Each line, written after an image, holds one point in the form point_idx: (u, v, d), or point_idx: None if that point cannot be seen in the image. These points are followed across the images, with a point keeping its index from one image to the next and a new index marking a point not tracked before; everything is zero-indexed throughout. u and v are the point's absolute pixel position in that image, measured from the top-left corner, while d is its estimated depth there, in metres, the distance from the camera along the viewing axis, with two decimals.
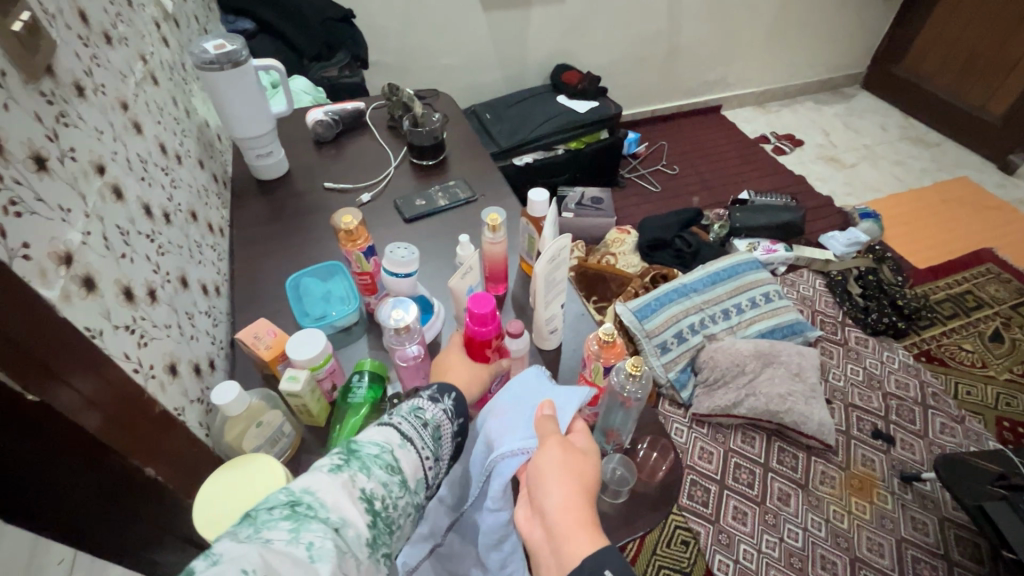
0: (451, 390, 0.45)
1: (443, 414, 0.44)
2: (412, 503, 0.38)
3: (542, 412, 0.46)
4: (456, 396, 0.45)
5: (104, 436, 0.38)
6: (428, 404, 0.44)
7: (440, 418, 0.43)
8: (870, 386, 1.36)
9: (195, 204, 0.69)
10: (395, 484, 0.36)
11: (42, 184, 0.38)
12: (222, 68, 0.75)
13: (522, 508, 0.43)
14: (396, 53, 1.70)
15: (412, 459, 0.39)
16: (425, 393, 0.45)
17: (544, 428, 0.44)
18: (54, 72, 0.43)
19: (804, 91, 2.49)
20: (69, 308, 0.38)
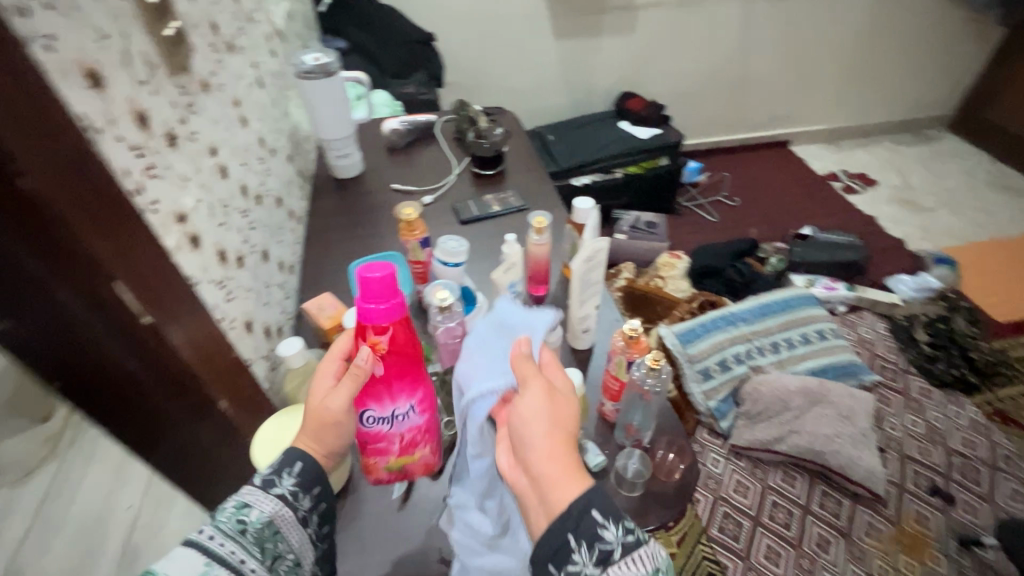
0: (292, 464, 0.43)
1: (280, 502, 0.42)
2: None
3: (519, 350, 0.42)
4: (298, 470, 0.43)
5: (196, 367, 0.46)
6: (257, 496, 0.41)
7: (274, 510, 0.41)
8: (931, 440, 1.27)
9: (282, 193, 0.79)
10: None
11: (172, 156, 0.47)
12: (317, 77, 0.86)
13: (506, 456, 0.40)
14: (471, 74, 1.81)
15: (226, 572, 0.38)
16: (261, 477, 0.42)
17: (523, 370, 0.41)
18: (189, 70, 0.53)
19: (882, 131, 2.40)
20: (180, 258, 0.46)
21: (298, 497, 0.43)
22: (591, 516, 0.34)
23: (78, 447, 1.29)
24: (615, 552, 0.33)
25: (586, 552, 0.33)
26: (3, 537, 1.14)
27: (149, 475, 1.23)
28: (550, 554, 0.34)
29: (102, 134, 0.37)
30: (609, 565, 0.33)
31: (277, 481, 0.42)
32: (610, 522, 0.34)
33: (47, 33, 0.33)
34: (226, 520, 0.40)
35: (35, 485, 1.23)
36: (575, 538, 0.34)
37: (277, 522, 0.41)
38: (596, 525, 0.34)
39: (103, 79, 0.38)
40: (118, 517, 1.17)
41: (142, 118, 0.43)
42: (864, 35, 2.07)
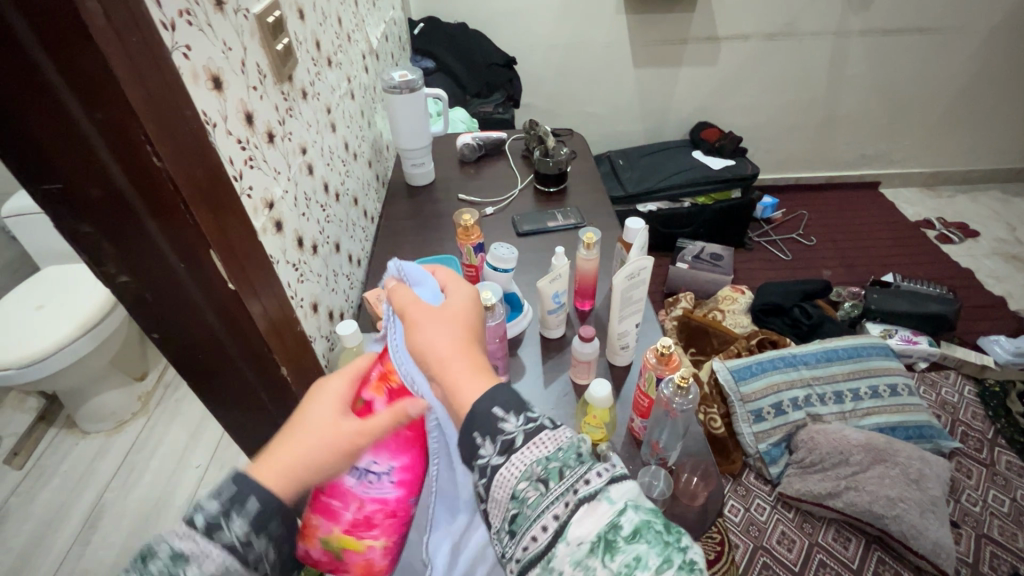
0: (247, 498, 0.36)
1: (207, 539, 0.35)
2: None
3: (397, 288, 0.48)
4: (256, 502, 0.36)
5: (266, 335, 0.52)
6: (173, 534, 0.34)
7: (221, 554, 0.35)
8: (1017, 522, 1.14)
9: (358, 193, 0.87)
10: None
11: (268, 151, 0.55)
12: (400, 93, 0.93)
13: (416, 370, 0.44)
14: (548, 98, 1.88)
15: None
16: (193, 515, 0.35)
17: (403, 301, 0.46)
18: (292, 80, 0.62)
19: (990, 179, 2.21)
20: (264, 238, 0.53)
21: (222, 524, 0.35)
22: (492, 411, 0.36)
23: (165, 406, 1.45)
24: (517, 439, 0.35)
25: (490, 445, 0.36)
26: (95, 476, 1.30)
27: (218, 439, 1.36)
28: (468, 452, 0.37)
29: (215, 128, 0.45)
30: (511, 451, 0.35)
31: (199, 509, 0.35)
32: (510, 414, 0.36)
33: (185, 44, 0.41)
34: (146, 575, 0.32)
35: (126, 434, 1.39)
36: (480, 433, 0.36)
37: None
38: (496, 418, 0.36)
39: (222, 83, 0.46)
40: (188, 473, 1.30)
41: (248, 117, 0.51)
42: (974, 76, 1.93)
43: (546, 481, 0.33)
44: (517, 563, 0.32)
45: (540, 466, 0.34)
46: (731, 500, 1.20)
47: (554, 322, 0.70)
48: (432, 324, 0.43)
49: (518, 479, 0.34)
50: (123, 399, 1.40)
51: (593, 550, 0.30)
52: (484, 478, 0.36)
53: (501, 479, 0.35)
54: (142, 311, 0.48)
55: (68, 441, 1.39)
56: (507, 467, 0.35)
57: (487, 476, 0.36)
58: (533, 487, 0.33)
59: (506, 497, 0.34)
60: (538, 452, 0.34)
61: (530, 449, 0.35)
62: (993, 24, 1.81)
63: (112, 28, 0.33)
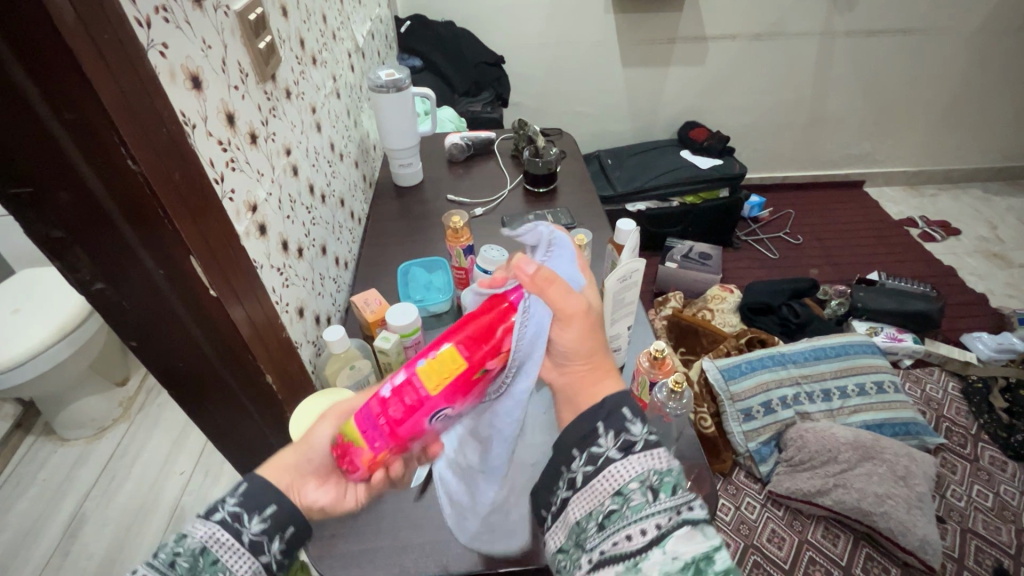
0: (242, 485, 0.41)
1: (220, 527, 0.38)
2: None
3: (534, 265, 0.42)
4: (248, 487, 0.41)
5: (250, 344, 0.50)
6: (196, 522, 0.38)
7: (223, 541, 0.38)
8: (1000, 516, 1.16)
9: (345, 194, 0.85)
10: None
11: (251, 153, 0.53)
12: (388, 92, 0.92)
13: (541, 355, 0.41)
14: (536, 96, 1.87)
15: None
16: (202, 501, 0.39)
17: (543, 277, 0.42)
18: (276, 79, 0.60)
19: (971, 178, 2.24)
20: (247, 243, 0.51)
21: (243, 518, 0.39)
22: (621, 412, 0.38)
23: (147, 412, 1.42)
24: (637, 444, 0.37)
25: (610, 438, 0.38)
26: (75, 484, 1.27)
27: (203, 445, 1.33)
28: (579, 438, 0.39)
29: (195, 129, 0.43)
30: (630, 452, 0.37)
31: (218, 505, 0.39)
32: (636, 420, 0.38)
33: (161, 42, 0.39)
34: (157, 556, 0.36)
35: (107, 441, 1.36)
36: (605, 426, 0.38)
37: (212, 548, 0.37)
38: (625, 418, 0.38)
39: (202, 83, 0.45)
40: (172, 481, 1.27)
41: (230, 118, 0.49)
42: (955, 77, 1.96)
43: (657, 490, 0.35)
44: (596, 556, 0.34)
45: (655, 475, 0.35)
46: (721, 499, 1.21)
47: None
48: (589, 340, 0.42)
49: (632, 479, 0.35)
50: (104, 405, 1.37)
51: (686, 568, 0.32)
52: (589, 464, 0.37)
53: (614, 472, 0.36)
54: (119, 319, 0.46)
55: (46, 448, 1.35)
56: (623, 464, 0.36)
57: (595, 466, 0.37)
58: (642, 492, 0.35)
59: (610, 492, 0.36)
60: (655, 463, 0.36)
61: (651, 458, 0.36)
62: (973, 26, 1.83)
63: (81, 24, 0.31)
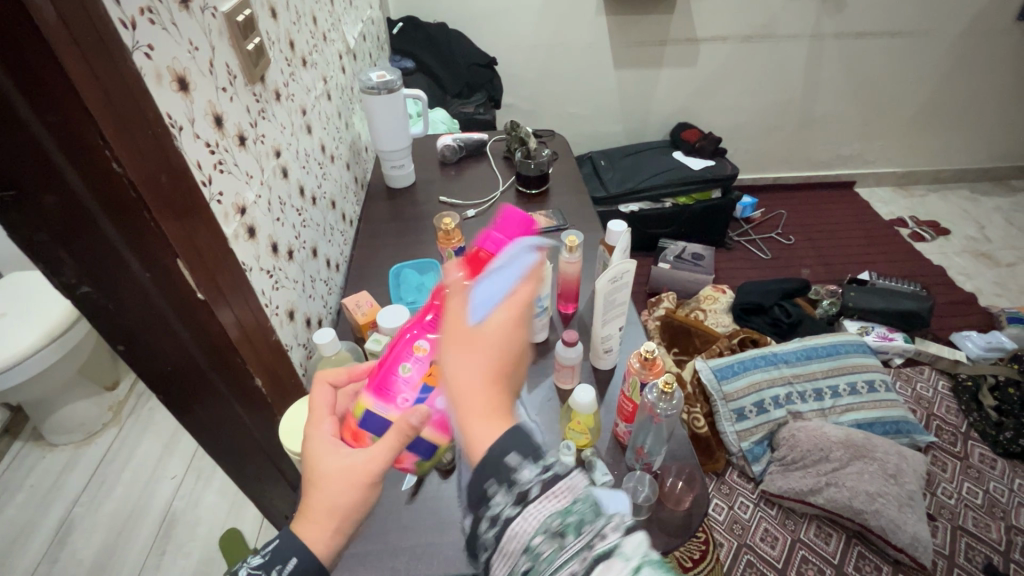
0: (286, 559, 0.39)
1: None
2: None
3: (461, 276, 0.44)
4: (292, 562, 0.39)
5: (238, 346, 0.50)
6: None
7: None
8: (990, 513, 1.17)
9: (336, 196, 0.85)
10: None
11: (240, 155, 0.53)
12: (379, 93, 0.92)
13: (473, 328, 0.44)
14: (529, 98, 1.87)
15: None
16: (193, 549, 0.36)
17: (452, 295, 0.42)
18: (265, 80, 0.59)
19: (959, 178, 2.27)
20: (236, 246, 0.51)
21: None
22: (504, 465, 0.33)
23: (138, 416, 1.41)
24: (533, 490, 0.33)
25: (506, 494, 0.33)
26: (64, 490, 1.25)
27: (194, 449, 1.32)
28: (477, 502, 0.34)
29: (182, 131, 0.43)
30: (527, 503, 0.32)
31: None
32: (527, 462, 0.34)
33: (147, 43, 0.39)
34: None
35: (97, 446, 1.35)
36: (495, 482, 0.33)
37: None
38: (511, 466, 0.33)
39: (189, 84, 0.44)
40: (163, 485, 1.26)
41: (218, 119, 0.49)
42: (942, 79, 1.98)
43: (563, 535, 0.31)
44: None
45: (558, 519, 0.31)
46: (715, 499, 1.21)
47: (537, 326, 0.69)
48: (472, 355, 0.37)
49: (535, 532, 0.31)
50: (93, 409, 1.35)
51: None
52: (493, 529, 0.33)
53: (515, 531, 0.32)
54: (106, 323, 0.46)
55: (35, 453, 1.33)
56: (523, 518, 0.32)
57: (500, 529, 0.32)
58: (549, 541, 0.30)
59: (519, 551, 0.31)
60: (553, 504, 0.32)
61: (548, 500, 0.32)
62: (960, 28, 1.86)
63: (64, 25, 0.31)
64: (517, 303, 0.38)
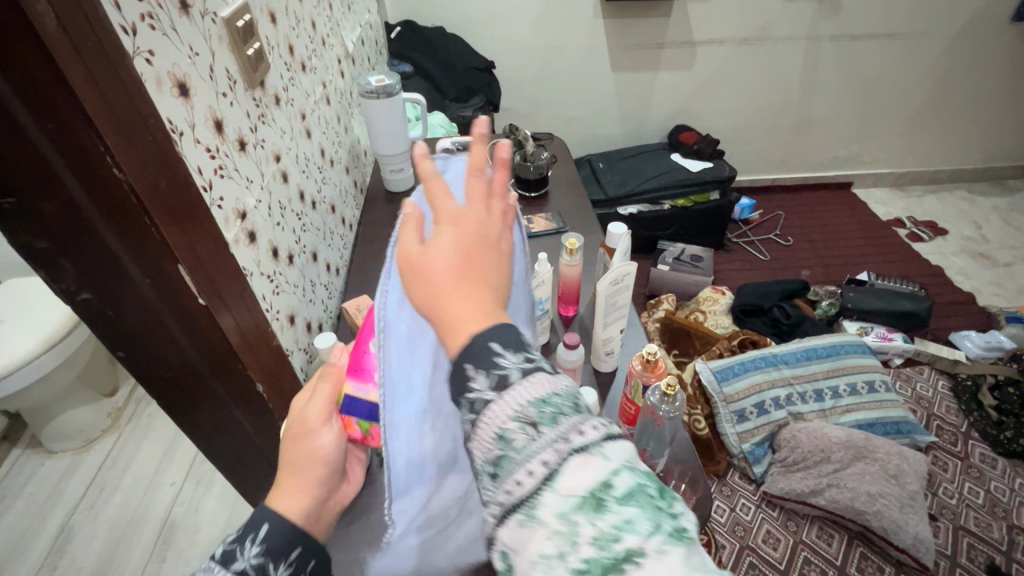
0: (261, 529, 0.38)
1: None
2: None
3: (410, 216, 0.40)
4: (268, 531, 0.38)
5: (240, 352, 0.50)
6: (215, 573, 0.36)
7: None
8: (992, 513, 1.17)
9: (336, 200, 0.85)
10: None
11: (240, 160, 0.52)
12: (378, 97, 0.91)
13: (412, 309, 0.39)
14: (527, 101, 1.88)
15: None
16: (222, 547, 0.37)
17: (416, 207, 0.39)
18: (264, 85, 0.59)
19: (956, 178, 2.28)
20: (236, 251, 0.51)
21: (268, 569, 0.38)
22: (489, 348, 0.30)
23: (137, 422, 1.40)
24: (512, 374, 0.29)
25: (484, 377, 0.30)
26: (63, 498, 1.25)
27: (194, 456, 1.32)
28: (459, 386, 0.31)
29: (182, 137, 0.43)
30: (506, 388, 0.29)
31: (238, 553, 0.37)
32: (508, 350, 0.30)
33: (147, 49, 0.39)
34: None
35: (96, 453, 1.34)
36: (476, 363, 0.30)
37: None
38: (480, 364, 0.30)
39: (189, 90, 0.44)
40: (163, 491, 1.25)
41: (218, 125, 0.49)
42: (938, 79, 1.99)
43: (540, 425, 0.28)
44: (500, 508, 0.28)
45: (535, 410, 0.28)
46: (716, 500, 1.21)
47: (538, 329, 0.69)
48: (449, 229, 0.35)
49: (510, 418, 0.28)
50: (92, 416, 1.35)
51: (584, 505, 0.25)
52: (472, 415, 0.30)
53: (491, 417, 0.29)
54: (107, 329, 0.46)
55: (33, 461, 1.33)
56: (499, 406, 0.29)
57: (477, 414, 0.29)
58: (524, 431, 0.28)
59: (492, 438, 0.28)
60: (532, 395, 0.28)
61: (528, 388, 0.29)
62: (955, 29, 1.86)
63: (64, 32, 0.31)
64: (480, 196, 0.38)
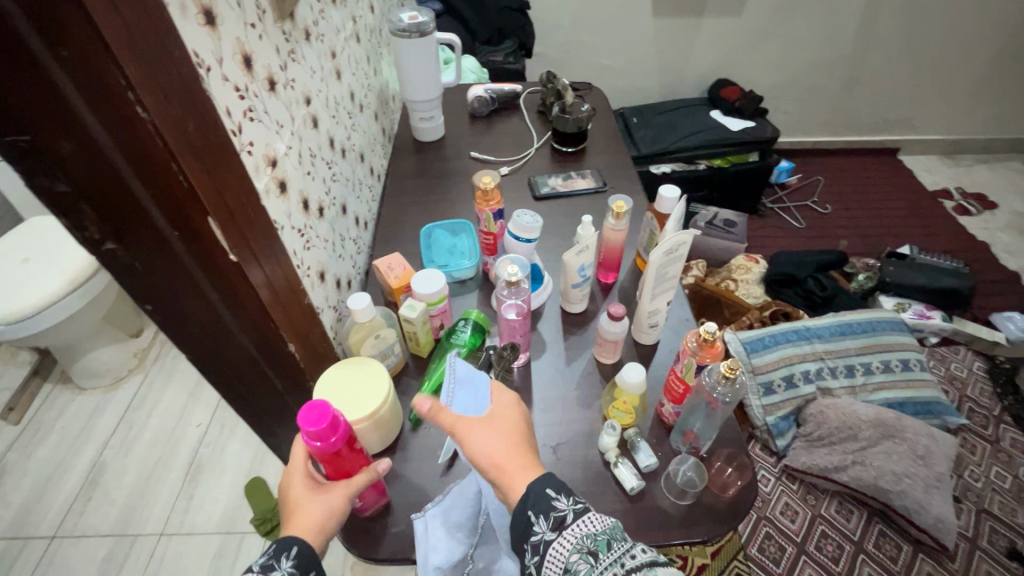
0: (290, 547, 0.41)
1: None
2: None
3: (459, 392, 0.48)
4: (295, 551, 0.42)
5: (270, 310, 0.47)
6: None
7: None
8: (1017, 499, 1.15)
9: (365, 149, 0.80)
10: None
11: (270, 102, 0.48)
12: (410, 37, 0.85)
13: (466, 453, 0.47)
14: (561, 47, 1.76)
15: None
16: (257, 564, 0.40)
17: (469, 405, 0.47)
18: (294, 17, 0.54)
19: (1012, 148, 2.13)
20: (267, 202, 0.47)
21: None
22: (547, 493, 0.41)
23: (162, 363, 1.42)
24: (568, 517, 0.40)
25: (545, 521, 0.40)
26: (95, 433, 1.28)
27: (218, 399, 1.34)
28: (522, 533, 0.41)
29: (209, 73, 0.38)
30: (563, 527, 0.39)
31: (275, 566, 0.40)
32: (561, 494, 0.41)
33: None
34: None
35: (123, 392, 1.36)
36: (536, 513, 0.40)
37: None
38: (549, 498, 0.41)
39: (215, 18, 0.39)
40: (189, 432, 1.28)
41: (247, 60, 0.44)
42: (1009, 36, 1.82)
43: (596, 552, 0.37)
44: None
45: (590, 541, 0.38)
46: None
47: (577, 296, 0.66)
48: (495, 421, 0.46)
49: (571, 552, 0.38)
50: (119, 355, 1.37)
51: None
52: (538, 552, 0.40)
53: (554, 554, 0.39)
54: (131, 282, 0.43)
55: (64, 396, 1.36)
56: (560, 542, 0.39)
57: (541, 553, 0.40)
58: (584, 560, 0.37)
59: (561, 570, 0.38)
60: (587, 529, 0.39)
61: (583, 525, 0.39)
62: None
63: None
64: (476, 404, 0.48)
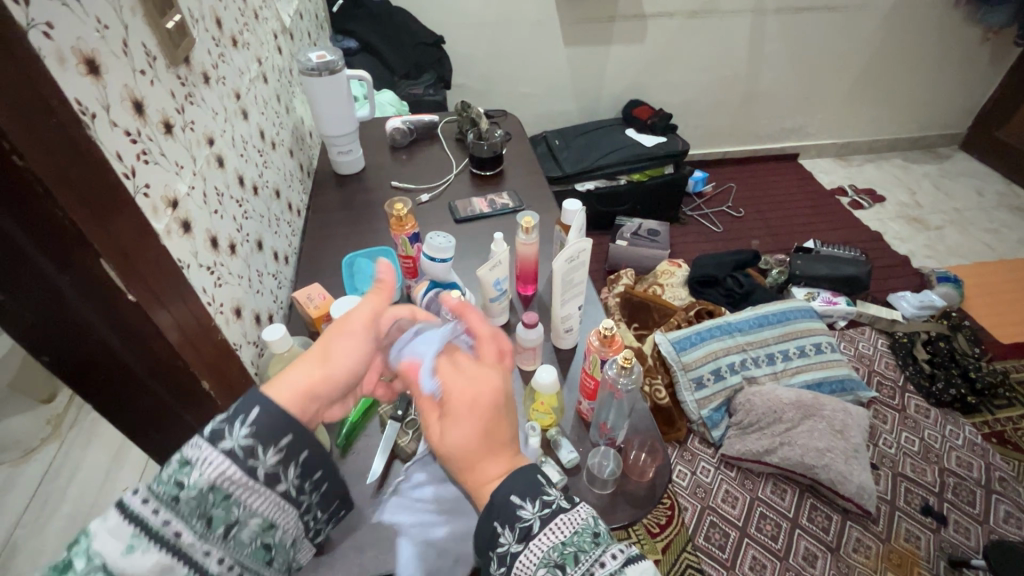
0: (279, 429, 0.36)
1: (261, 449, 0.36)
2: (256, 529, 0.36)
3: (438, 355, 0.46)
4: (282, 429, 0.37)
5: (179, 348, 0.47)
6: (202, 450, 0.34)
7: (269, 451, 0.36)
8: (926, 459, 1.26)
9: (281, 184, 0.81)
10: (208, 528, 0.34)
11: (166, 144, 0.49)
12: (320, 75, 0.87)
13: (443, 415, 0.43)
14: (480, 77, 1.83)
15: (167, 556, 0.32)
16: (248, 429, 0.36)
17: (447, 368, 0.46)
18: (190, 62, 0.55)
19: (892, 147, 2.40)
20: (169, 241, 0.47)
21: (257, 452, 0.36)
22: (511, 499, 0.39)
23: (80, 428, 1.32)
24: (534, 525, 0.38)
25: (510, 531, 0.38)
26: (6, 512, 1.18)
27: (146, 460, 1.26)
28: (488, 541, 0.39)
29: (96, 120, 0.39)
30: (530, 537, 0.37)
31: (231, 434, 0.35)
32: (527, 499, 0.39)
33: (45, 21, 0.35)
34: (159, 482, 0.33)
35: (36, 464, 1.26)
36: (500, 521, 0.39)
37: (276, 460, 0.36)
38: (514, 504, 0.39)
39: (100, 67, 0.40)
40: (116, 497, 1.20)
41: (137, 105, 0.45)
42: (874, 51, 2.06)
43: (562, 566, 0.35)
44: None
45: (557, 552, 0.36)
46: (678, 465, 1.25)
47: (496, 309, 0.69)
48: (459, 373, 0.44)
49: (539, 565, 0.36)
50: None
51: None
52: (503, 564, 0.38)
53: (520, 564, 0.37)
54: (39, 335, 0.43)
55: None
56: (526, 553, 0.37)
57: (508, 565, 0.38)
58: (551, 574, 0.35)
59: None
60: (556, 536, 0.37)
61: (549, 535, 0.37)
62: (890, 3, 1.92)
63: None
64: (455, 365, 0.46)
